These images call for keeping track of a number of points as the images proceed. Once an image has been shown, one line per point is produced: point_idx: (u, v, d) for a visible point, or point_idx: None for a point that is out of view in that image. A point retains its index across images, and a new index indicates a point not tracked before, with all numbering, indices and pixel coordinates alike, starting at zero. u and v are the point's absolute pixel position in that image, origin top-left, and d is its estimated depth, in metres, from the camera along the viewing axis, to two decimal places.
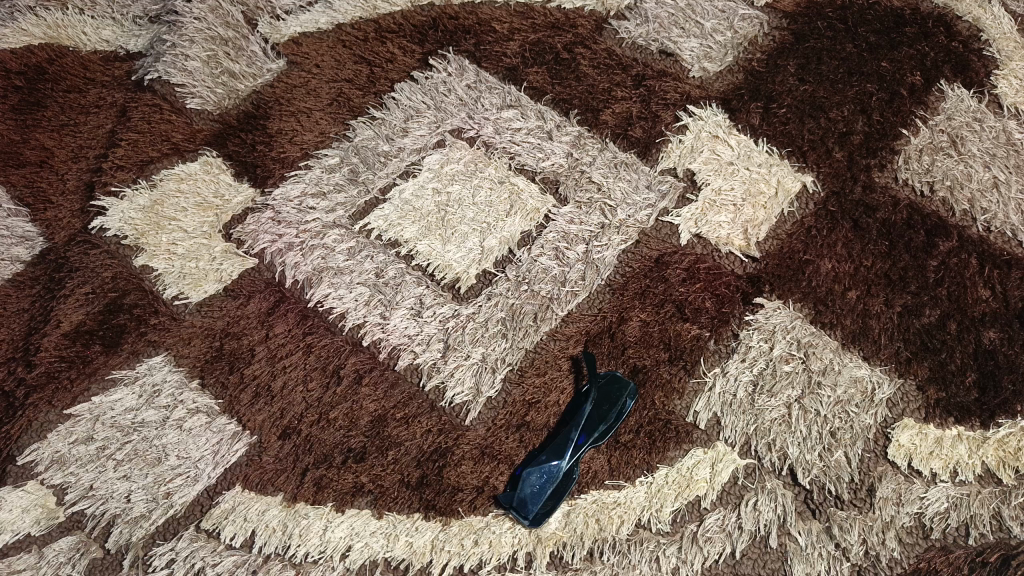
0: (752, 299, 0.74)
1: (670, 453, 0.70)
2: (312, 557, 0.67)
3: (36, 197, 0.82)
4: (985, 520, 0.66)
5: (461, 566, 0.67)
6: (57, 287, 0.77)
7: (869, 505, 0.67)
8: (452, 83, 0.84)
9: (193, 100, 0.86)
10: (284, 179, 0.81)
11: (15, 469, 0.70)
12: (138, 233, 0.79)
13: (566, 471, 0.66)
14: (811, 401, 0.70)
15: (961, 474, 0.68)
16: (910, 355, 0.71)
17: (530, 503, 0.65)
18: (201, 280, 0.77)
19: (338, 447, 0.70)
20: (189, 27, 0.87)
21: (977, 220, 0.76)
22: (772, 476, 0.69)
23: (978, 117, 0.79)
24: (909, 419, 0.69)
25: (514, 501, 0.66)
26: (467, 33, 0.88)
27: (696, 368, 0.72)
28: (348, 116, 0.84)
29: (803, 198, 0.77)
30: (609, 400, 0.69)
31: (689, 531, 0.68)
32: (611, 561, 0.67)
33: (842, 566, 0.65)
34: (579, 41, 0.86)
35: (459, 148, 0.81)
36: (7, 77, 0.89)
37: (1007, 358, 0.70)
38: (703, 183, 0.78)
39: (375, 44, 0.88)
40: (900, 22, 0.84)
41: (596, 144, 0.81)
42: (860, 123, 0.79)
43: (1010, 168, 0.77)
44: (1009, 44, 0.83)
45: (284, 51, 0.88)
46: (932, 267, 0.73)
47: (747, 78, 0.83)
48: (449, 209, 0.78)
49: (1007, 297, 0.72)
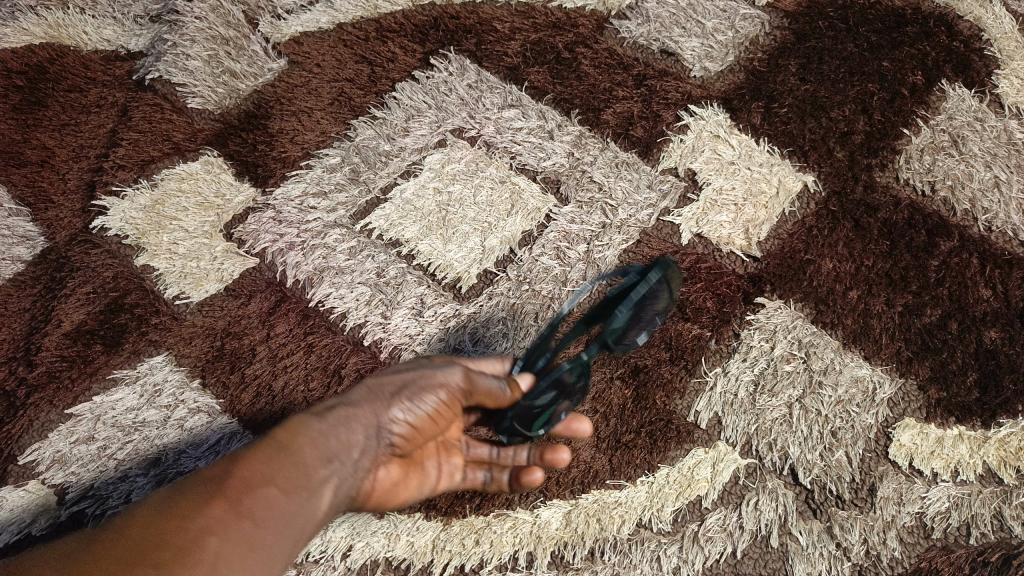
0: (752, 299, 0.74)
1: (670, 453, 0.70)
2: (313, 557, 0.67)
3: (37, 196, 0.83)
4: (986, 520, 0.66)
5: (462, 566, 0.67)
6: (58, 287, 0.78)
7: (870, 505, 0.67)
8: (452, 83, 0.84)
9: (194, 100, 0.86)
10: (284, 179, 0.81)
11: (16, 469, 0.71)
12: (138, 233, 0.79)
13: (527, 377, 0.63)
14: (812, 401, 0.70)
15: (962, 473, 0.68)
16: (910, 355, 0.71)
17: (545, 450, 0.66)
18: (202, 279, 0.77)
19: None
20: (190, 27, 0.88)
21: (978, 220, 0.75)
22: (773, 476, 0.69)
23: (979, 116, 0.79)
24: (910, 419, 0.69)
25: (525, 455, 0.67)
26: (467, 33, 0.87)
27: (696, 368, 0.72)
28: (348, 115, 0.84)
29: (804, 198, 0.77)
30: (599, 312, 0.60)
31: (689, 531, 0.68)
32: (612, 560, 0.67)
33: (842, 566, 0.66)
34: (580, 41, 0.86)
35: (460, 148, 0.81)
36: (8, 77, 0.89)
37: (1008, 358, 0.70)
38: (704, 183, 0.78)
39: (376, 44, 0.88)
40: (901, 22, 0.84)
41: (598, 143, 0.80)
42: (861, 123, 0.79)
43: (1011, 168, 0.77)
44: (1010, 44, 0.82)
45: (285, 51, 0.88)
46: (933, 267, 0.73)
47: (747, 78, 0.83)
48: (449, 209, 0.78)
49: (1009, 297, 0.72)
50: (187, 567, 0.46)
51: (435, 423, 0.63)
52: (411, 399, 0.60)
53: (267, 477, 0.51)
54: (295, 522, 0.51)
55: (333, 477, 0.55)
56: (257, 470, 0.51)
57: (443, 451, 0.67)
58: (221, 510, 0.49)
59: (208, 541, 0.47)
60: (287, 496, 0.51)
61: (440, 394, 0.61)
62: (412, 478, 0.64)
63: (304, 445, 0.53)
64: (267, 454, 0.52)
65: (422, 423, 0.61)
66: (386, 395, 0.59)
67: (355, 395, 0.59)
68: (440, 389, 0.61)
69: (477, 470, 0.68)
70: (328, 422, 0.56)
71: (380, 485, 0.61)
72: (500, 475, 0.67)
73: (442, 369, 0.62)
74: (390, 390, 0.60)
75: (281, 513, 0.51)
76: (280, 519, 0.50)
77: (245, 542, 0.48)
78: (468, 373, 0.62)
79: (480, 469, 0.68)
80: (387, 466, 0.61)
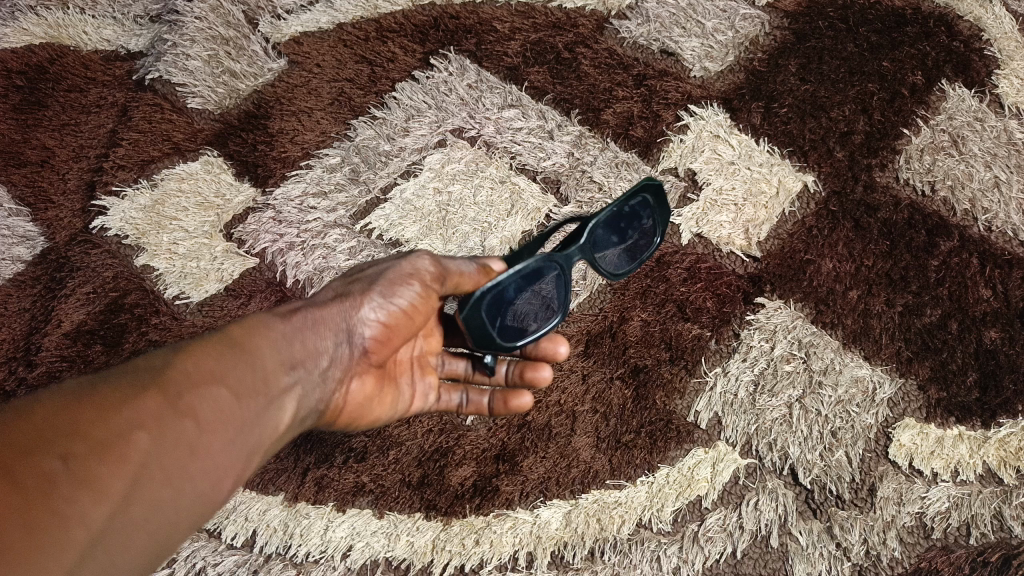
0: (752, 299, 0.74)
1: (670, 452, 0.70)
2: (313, 556, 0.68)
3: (37, 196, 0.83)
4: (985, 520, 0.67)
5: (462, 566, 0.67)
6: (58, 287, 0.78)
7: (870, 505, 0.68)
8: (452, 83, 0.84)
9: (194, 100, 0.86)
10: (284, 179, 0.81)
11: None
12: (138, 233, 0.79)
13: (498, 263, 0.63)
14: (812, 401, 0.70)
15: (962, 473, 0.68)
16: (910, 355, 0.71)
17: (527, 368, 0.68)
18: (202, 280, 0.77)
19: (339, 447, 0.70)
20: (190, 27, 0.88)
21: (978, 220, 0.76)
22: (773, 476, 0.69)
23: (979, 117, 0.79)
24: (910, 419, 0.69)
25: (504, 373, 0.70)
26: (467, 33, 0.87)
27: (696, 368, 0.72)
28: (348, 115, 0.84)
29: (804, 198, 0.77)
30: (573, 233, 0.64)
31: (689, 531, 0.68)
32: (612, 560, 0.67)
33: (842, 566, 0.66)
34: (580, 41, 0.86)
35: (460, 148, 0.81)
36: (8, 77, 0.89)
37: (1007, 358, 0.70)
38: (704, 183, 0.78)
39: (376, 44, 0.88)
40: (901, 22, 0.84)
41: (598, 143, 0.80)
42: (861, 123, 0.79)
43: (1011, 168, 0.77)
44: (1010, 44, 0.82)
45: (285, 52, 0.88)
46: (933, 267, 0.73)
47: (747, 78, 0.83)
48: (449, 210, 0.78)
49: (1008, 297, 0.72)
50: (109, 462, 0.41)
51: (412, 321, 0.58)
52: (385, 294, 0.56)
53: (216, 374, 0.47)
54: (241, 428, 0.48)
55: (293, 385, 0.52)
56: (204, 365, 0.47)
57: (418, 368, 0.65)
58: (151, 401, 0.44)
59: (137, 437, 0.43)
60: (238, 399, 0.48)
61: (416, 285, 0.57)
62: (387, 394, 0.61)
63: (262, 344, 0.51)
64: (218, 350, 0.49)
65: (398, 322, 0.57)
66: (356, 294, 0.56)
67: (322, 298, 0.56)
68: (413, 279, 0.57)
69: (452, 393, 0.68)
70: (292, 324, 0.53)
71: (352, 400, 0.58)
72: (476, 397, 0.69)
73: (412, 260, 0.59)
74: (361, 289, 0.56)
75: (225, 419, 0.47)
76: (226, 421, 0.47)
77: (180, 444, 0.44)
78: (436, 262, 0.59)
79: (454, 393, 0.68)
80: (360, 378, 0.58)
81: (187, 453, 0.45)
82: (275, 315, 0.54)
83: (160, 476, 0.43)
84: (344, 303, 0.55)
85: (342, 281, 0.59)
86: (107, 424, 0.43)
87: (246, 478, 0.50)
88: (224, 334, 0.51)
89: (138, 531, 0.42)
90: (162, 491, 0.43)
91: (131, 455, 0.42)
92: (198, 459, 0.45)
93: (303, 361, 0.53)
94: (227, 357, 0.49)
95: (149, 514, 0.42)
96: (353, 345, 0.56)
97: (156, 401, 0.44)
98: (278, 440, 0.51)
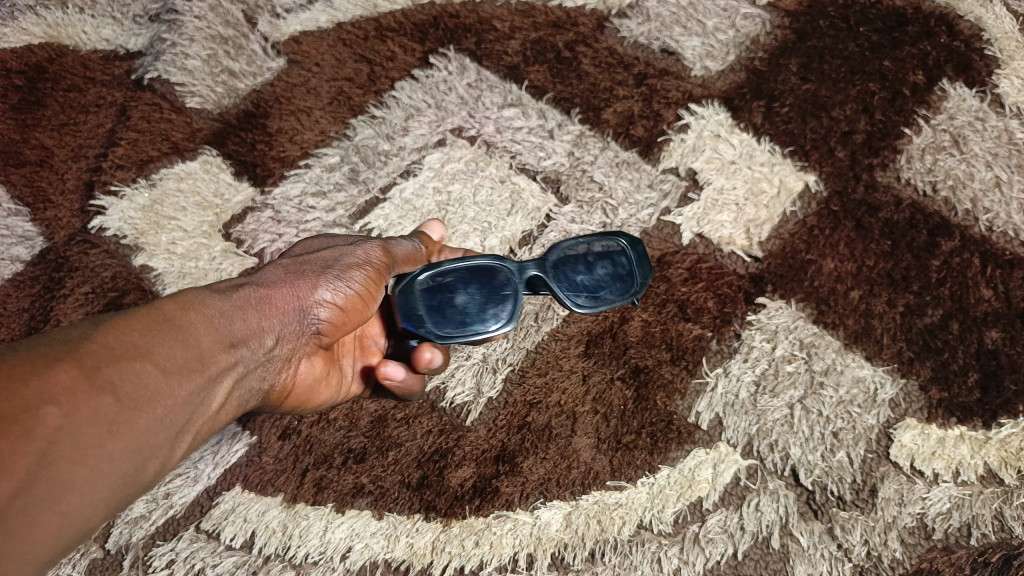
0: (754, 299, 0.73)
1: (671, 453, 0.70)
2: (313, 557, 0.67)
3: (36, 196, 0.82)
4: (987, 520, 0.66)
5: (461, 567, 0.67)
6: (57, 287, 0.77)
7: (871, 505, 0.67)
8: (452, 82, 0.84)
9: (193, 100, 0.85)
10: (284, 178, 0.81)
11: None
12: (137, 233, 0.79)
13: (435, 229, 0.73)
14: (813, 402, 0.70)
15: (963, 474, 0.68)
16: (912, 355, 0.71)
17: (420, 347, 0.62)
18: (201, 279, 0.77)
19: (338, 448, 0.70)
20: (189, 26, 0.87)
21: (980, 220, 0.75)
22: (775, 477, 0.69)
23: (980, 116, 0.79)
24: (912, 420, 0.69)
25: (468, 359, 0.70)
26: (467, 32, 0.87)
27: (698, 368, 0.72)
28: (348, 115, 0.83)
29: (806, 198, 0.77)
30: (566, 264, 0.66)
31: (690, 532, 0.67)
32: (613, 562, 0.67)
33: (843, 567, 0.66)
34: (580, 40, 0.86)
35: (460, 148, 0.81)
36: (7, 77, 0.88)
37: (1009, 358, 0.70)
38: (704, 182, 0.78)
39: (376, 42, 0.87)
40: (903, 21, 0.84)
41: (598, 142, 0.80)
42: (862, 123, 0.79)
43: (1012, 168, 0.77)
44: (1011, 44, 0.82)
45: (284, 51, 0.87)
46: (934, 267, 0.73)
47: (748, 77, 0.82)
48: (449, 209, 0.78)
49: (1010, 297, 0.72)
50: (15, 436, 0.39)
51: (365, 304, 0.61)
52: (339, 277, 0.58)
53: (145, 352, 0.47)
54: (172, 407, 0.47)
55: (234, 364, 0.52)
56: (130, 341, 0.47)
57: (360, 348, 0.68)
58: (67, 374, 0.43)
59: (47, 411, 0.41)
60: (166, 376, 0.47)
61: (366, 269, 0.60)
62: (333, 376, 0.65)
63: (199, 323, 0.51)
64: (149, 325, 0.48)
65: (352, 305, 0.59)
66: (309, 277, 0.58)
67: (269, 279, 0.58)
68: (365, 264, 0.60)
69: None
70: (233, 302, 0.54)
71: (302, 381, 0.62)
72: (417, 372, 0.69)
73: (362, 247, 0.62)
74: (314, 271, 0.59)
75: (153, 397, 0.46)
76: (152, 399, 0.46)
77: (101, 421, 0.43)
78: (385, 247, 0.63)
79: None
80: (310, 360, 0.61)
81: (105, 429, 0.43)
82: (216, 291, 0.54)
83: (72, 456, 0.41)
84: (293, 284, 0.58)
85: (292, 259, 0.60)
86: (12, 397, 0.40)
87: (172, 460, 0.49)
88: (156, 309, 0.50)
89: (45, 511, 0.40)
90: (74, 470, 0.41)
91: (37, 430, 0.40)
92: (118, 437, 0.44)
93: (245, 342, 0.53)
94: (159, 336, 0.48)
95: (58, 493, 0.40)
96: (303, 325, 0.58)
97: (72, 374, 0.43)
98: (210, 420, 0.52)
